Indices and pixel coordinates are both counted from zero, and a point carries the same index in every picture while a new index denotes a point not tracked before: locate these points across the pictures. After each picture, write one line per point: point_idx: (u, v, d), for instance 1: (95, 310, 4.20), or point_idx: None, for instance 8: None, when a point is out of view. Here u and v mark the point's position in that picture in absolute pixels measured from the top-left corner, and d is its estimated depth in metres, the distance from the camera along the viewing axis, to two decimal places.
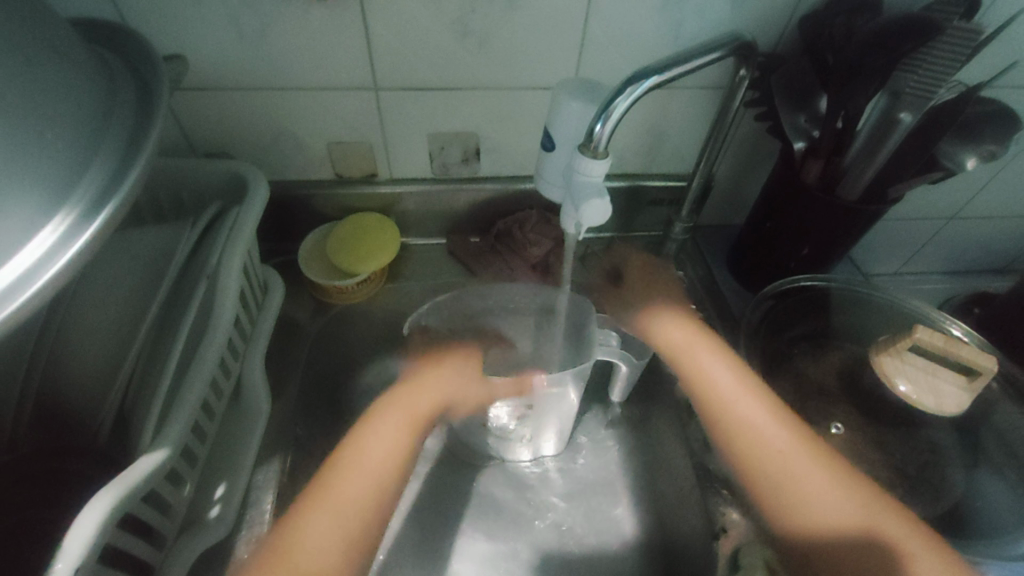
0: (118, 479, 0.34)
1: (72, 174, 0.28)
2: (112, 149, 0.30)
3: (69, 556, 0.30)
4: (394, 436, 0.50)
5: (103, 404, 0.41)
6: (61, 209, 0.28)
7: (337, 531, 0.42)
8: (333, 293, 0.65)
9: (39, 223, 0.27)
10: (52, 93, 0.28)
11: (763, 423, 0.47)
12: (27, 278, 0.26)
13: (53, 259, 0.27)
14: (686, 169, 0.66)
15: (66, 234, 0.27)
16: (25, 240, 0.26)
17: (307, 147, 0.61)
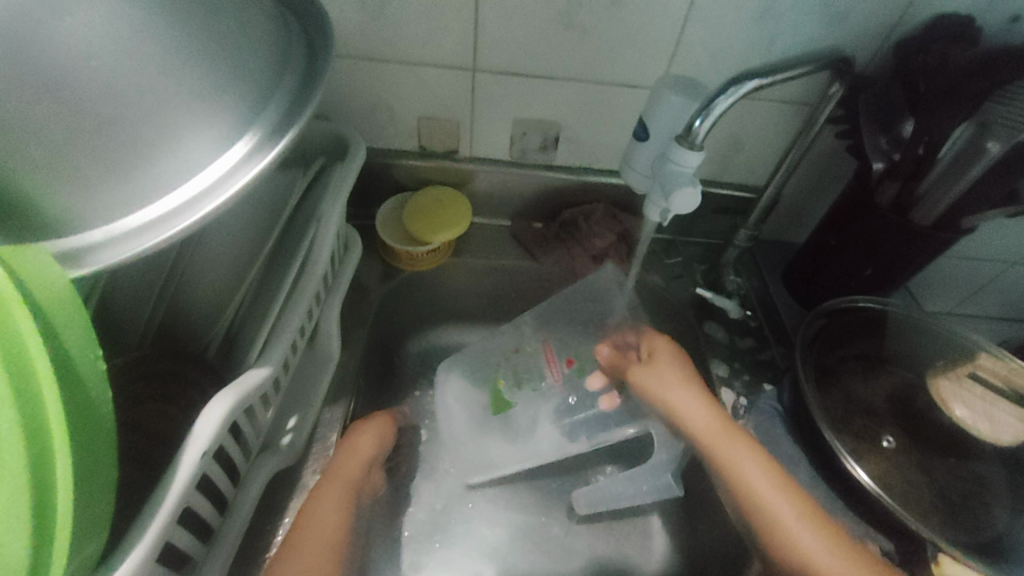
0: (233, 385, 0.38)
1: (258, 104, 0.33)
2: (288, 88, 0.34)
3: (199, 441, 0.34)
4: (321, 522, 0.48)
5: (217, 323, 0.46)
6: (247, 132, 0.32)
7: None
8: (403, 258, 0.69)
9: (234, 137, 0.31)
10: (250, 34, 0.32)
11: (793, 520, 0.48)
12: (225, 182, 0.31)
13: (247, 167, 0.31)
14: (755, 180, 0.68)
15: (254, 148, 0.32)
16: (217, 155, 0.31)
17: (399, 118, 0.65)
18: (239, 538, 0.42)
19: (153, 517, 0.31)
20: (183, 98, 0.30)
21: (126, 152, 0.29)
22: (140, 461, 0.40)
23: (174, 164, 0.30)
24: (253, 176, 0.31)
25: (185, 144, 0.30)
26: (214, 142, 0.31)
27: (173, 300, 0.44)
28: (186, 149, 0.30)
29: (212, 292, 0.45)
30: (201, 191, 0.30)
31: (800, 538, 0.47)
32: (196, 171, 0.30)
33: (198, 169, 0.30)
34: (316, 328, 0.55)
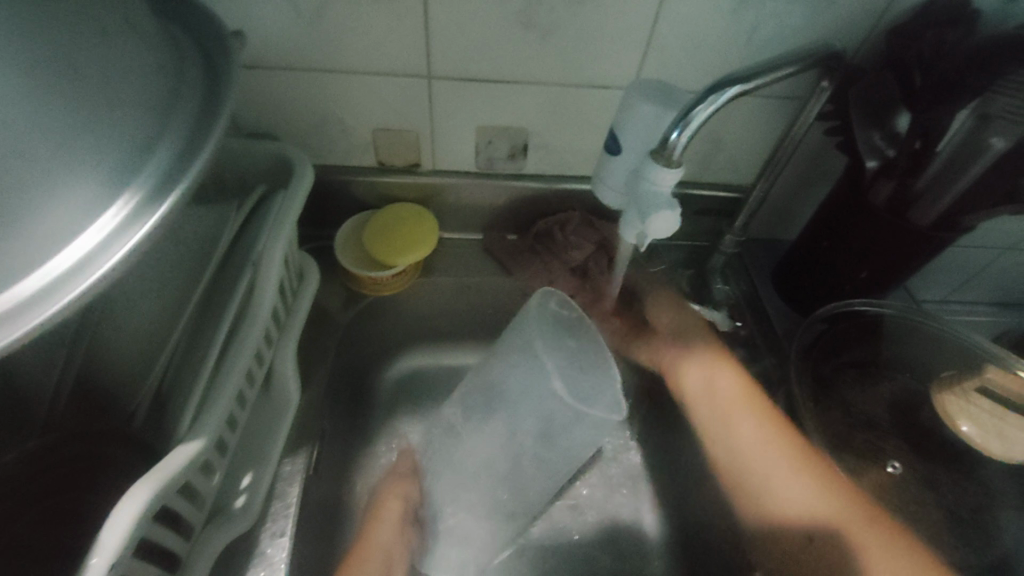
0: (153, 471, 0.33)
1: (136, 156, 0.27)
2: (178, 131, 0.29)
3: (106, 550, 0.28)
4: None
5: (142, 387, 0.40)
6: (123, 193, 0.27)
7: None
8: (367, 284, 0.63)
9: (106, 200, 0.26)
10: (124, 73, 0.27)
11: (753, 447, 0.53)
12: (89, 261, 0.25)
13: (118, 241, 0.26)
14: (740, 181, 0.63)
15: (130, 214, 0.26)
16: (85, 223, 0.26)
17: (351, 132, 0.59)
18: None
19: None
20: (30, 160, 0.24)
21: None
22: (57, 556, 0.36)
23: (26, 242, 0.24)
24: (134, 245, 0.26)
25: (41, 215, 0.25)
26: (81, 210, 0.26)
27: (89, 365, 0.39)
28: (41, 223, 0.25)
29: (132, 354, 0.40)
30: (66, 270, 0.25)
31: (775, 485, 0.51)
32: (60, 245, 0.25)
33: (63, 242, 0.25)
34: (268, 373, 0.50)
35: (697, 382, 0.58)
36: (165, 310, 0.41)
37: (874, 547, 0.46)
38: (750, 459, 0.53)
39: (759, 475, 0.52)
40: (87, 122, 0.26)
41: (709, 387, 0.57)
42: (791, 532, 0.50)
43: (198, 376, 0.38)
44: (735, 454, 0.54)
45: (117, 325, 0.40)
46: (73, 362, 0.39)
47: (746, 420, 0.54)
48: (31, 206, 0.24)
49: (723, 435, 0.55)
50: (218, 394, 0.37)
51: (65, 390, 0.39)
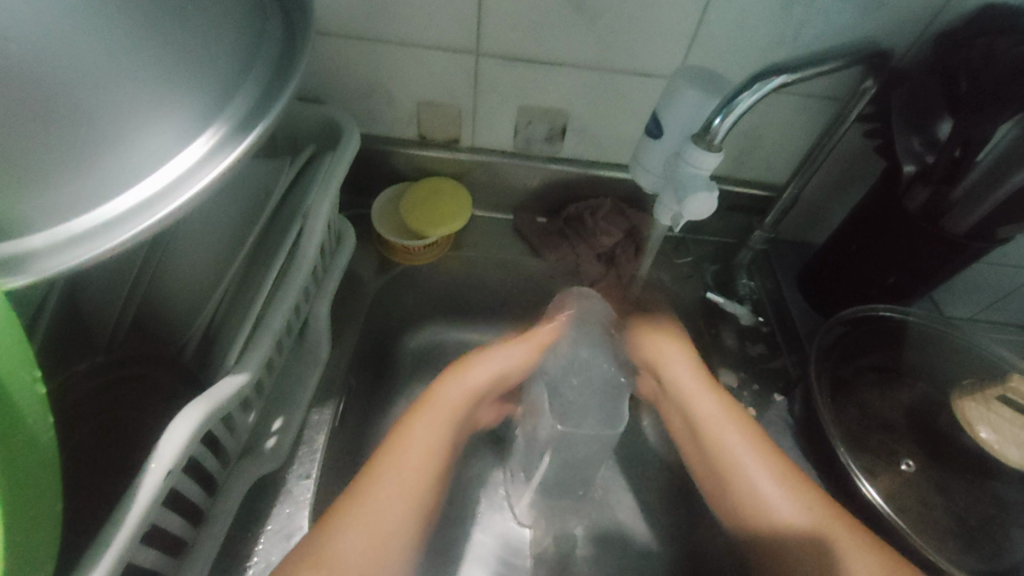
0: (205, 394, 0.36)
1: (221, 96, 0.30)
2: (257, 76, 0.31)
3: (164, 456, 0.31)
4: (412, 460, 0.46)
5: (195, 322, 0.43)
6: (210, 126, 0.29)
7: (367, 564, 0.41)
8: (400, 252, 0.66)
9: (194, 133, 0.29)
10: (215, 15, 0.29)
11: (746, 457, 0.49)
12: (177, 184, 0.28)
13: (204, 170, 0.28)
14: (774, 179, 0.64)
15: (214, 146, 0.29)
16: (175, 150, 0.28)
17: (397, 103, 0.61)
18: (218, 547, 0.40)
19: (111, 542, 0.29)
20: (126, 87, 0.26)
21: (65, 145, 0.25)
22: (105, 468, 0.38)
23: (122, 166, 0.27)
24: (217, 176, 0.28)
25: (138, 141, 0.27)
26: (170, 139, 0.28)
27: (150, 296, 0.42)
28: (138, 149, 0.27)
29: (186, 290, 0.43)
30: (158, 190, 0.27)
31: (768, 494, 0.48)
32: (152, 168, 0.27)
33: (155, 166, 0.28)
34: (304, 325, 0.52)
35: (702, 416, 0.53)
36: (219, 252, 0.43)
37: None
38: (754, 485, 0.48)
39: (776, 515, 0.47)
40: (182, 54, 0.28)
41: (718, 432, 0.51)
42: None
43: (247, 313, 0.40)
44: (738, 475, 0.49)
45: (177, 262, 0.43)
46: (137, 291, 0.42)
47: (757, 453, 0.50)
48: (128, 131, 0.27)
49: (740, 474, 0.49)
50: (263, 334, 0.40)
51: (126, 317, 0.42)
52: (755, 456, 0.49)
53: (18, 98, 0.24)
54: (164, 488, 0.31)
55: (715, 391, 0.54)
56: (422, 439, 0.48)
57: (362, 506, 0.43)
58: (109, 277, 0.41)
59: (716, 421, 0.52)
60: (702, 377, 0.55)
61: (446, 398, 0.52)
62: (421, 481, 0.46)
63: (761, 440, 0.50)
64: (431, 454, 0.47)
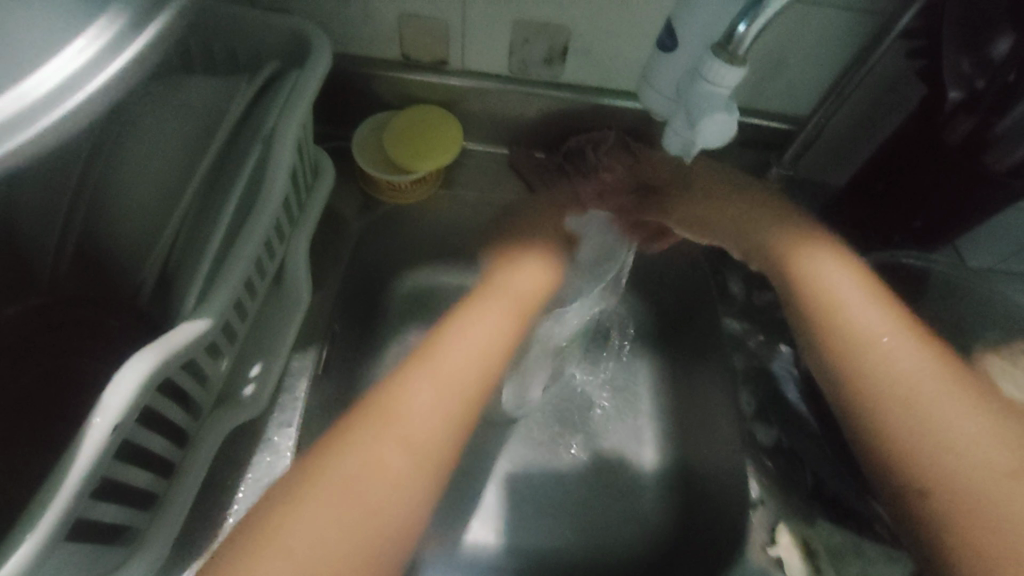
0: (159, 341, 0.32)
1: None
2: None
3: (109, 411, 0.28)
4: (435, 399, 0.38)
5: (148, 261, 0.39)
6: (96, 23, 0.24)
7: (347, 515, 0.32)
8: (385, 190, 0.61)
9: (78, 32, 0.24)
10: None
11: (865, 300, 0.44)
12: (59, 92, 0.23)
13: (88, 74, 0.23)
14: (798, 110, 0.57)
15: (105, 45, 0.24)
16: (58, 51, 0.23)
17: (375, 17, 0.54)
18: (191, 499, 0.38)
19: (54, 499, 0.26)
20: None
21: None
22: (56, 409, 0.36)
23: (1, 79, 0.23)
24: (114, 73, 0.23)
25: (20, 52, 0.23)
26: (53, 44, 0.23)
27: (92, 226, 0.39)
28: (18, 59, 0.23)
29: (133, 224, 0.38)
30: (35, 100, 0.22)
31: (897, 359, 0.41)
32: (33, 70, 0.23)
33: (40, 64, 0.23)
34: (279, 267, 0.48)
35: (808, 278, 0.47)
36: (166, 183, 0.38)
37: (994, 443, 0.37)
38: (882, 381, 0.41)
39: (896, 397, 0.40)
40: None
41: (830, 285, 0.46)
42: (915, 456, 0.38)
43: (203, 254, 0.36)
44: (859, 378, 0.42)
45: (120, 193, 0.38)
46: (76, 220, 0.39)
47: (890, 328, 0.43)
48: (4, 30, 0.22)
49: (851, 315, 0.44)
50: (224, 277, 0.36)
51: (68, 246, 0.40)
52: (870, 313, 0.44)
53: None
54: (114, 443, 0.28)
55: (822, 242, 0.50)
56: (456, 370, 0.40)
57: (370, 446, 0.35)
58: (45, 202, 0.38)
59: (826, 271, 0.47)
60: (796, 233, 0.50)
61: (488, 324, 0.45)
62: (476, 376, 0.41)
63: (892, 305, 0.44)
64: (450, 416, 0.38)
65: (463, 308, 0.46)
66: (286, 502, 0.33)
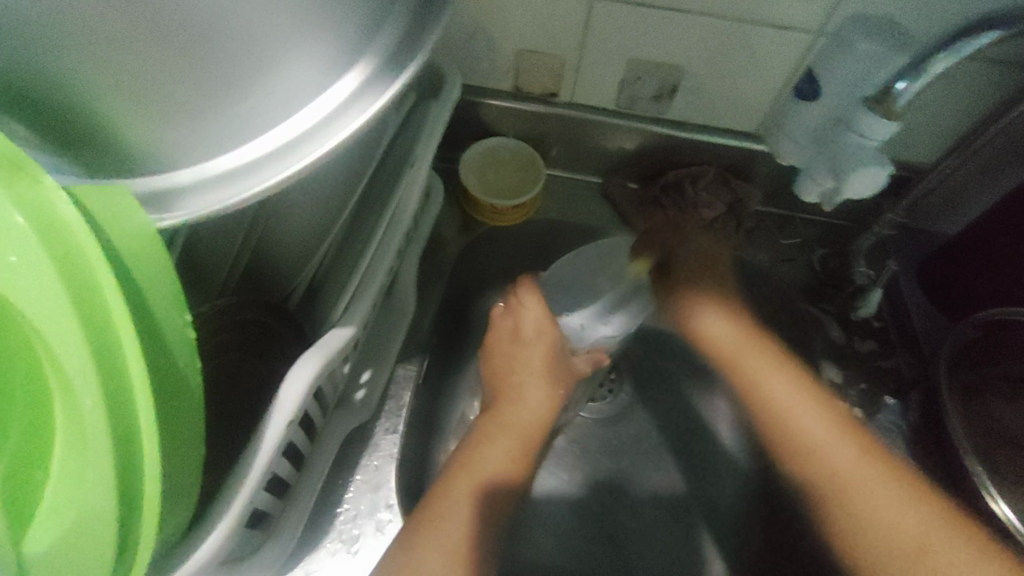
0: (318, 344, 0.35)
1: (369, 32, 0.26)
2: (405, 8, 0.27)
3: (284, 408, 0.31)
4: (529, 414, 0.52)
5: (300, 276, 0.43)
6: (360, 61, 0.26)
7: (486, 486, 0.47)
8: (487, 212, 0.63)
9: (342, 70, 0.26)
10: None
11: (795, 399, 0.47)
12: (327, 124, 0.26)
13: (353, 111, 0.26)
14: (913, 156, 0.56)
15: (365, 84, 0.26)
16: (314, 96, 0.25)
17: (496, 51, 0.57)
18: (315, 492, 0.42)
19: (239, 489, 0.30)
20: (276, 14, 0.23)
21: (206, 85, 0.23)
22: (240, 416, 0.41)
23: (267, 108, 0.25)
24: (351, 130, 0.25)
25: (275, 82, 0.24)
26: (316, 79, 0.25)
27: (258, 255, 0.41)
28: (279, 90, 0.25)
29: (293, 249, 0.42)
30: (307, 131, 0.25)
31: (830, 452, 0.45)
32: (289, 114, 0.25)
33: (311, 99, 0.25)
34: (394, 280, 0.51)
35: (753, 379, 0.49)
36: (322, 215, 0.41)
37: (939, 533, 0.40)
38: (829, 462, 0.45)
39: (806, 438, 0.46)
40: None
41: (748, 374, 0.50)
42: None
43: (353, 274, 0.40)
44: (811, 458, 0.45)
45: (282, 228, 0.41)
46: (246, 250, 0.41)
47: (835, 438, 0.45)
48: (275, 68, 0.24)
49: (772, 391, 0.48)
50: (370, 289, 0.38)
51: (237, 274, 0.42)
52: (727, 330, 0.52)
53: (159, 30, 0.22)
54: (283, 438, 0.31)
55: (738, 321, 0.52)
56: (516, 423, 0.51)
57: (487, 445, 0.49)
58: (220, 235, 0.39)
59: (736, 351, 0.51)
60: (740, 332, 0.51)
61: (534, 390, 0.52)
62: (549, 404, 0.53)
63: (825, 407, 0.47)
64: (525, 435, 0.51)
65: (511, 380, 0.53)
66: (426, 515, 0.44)
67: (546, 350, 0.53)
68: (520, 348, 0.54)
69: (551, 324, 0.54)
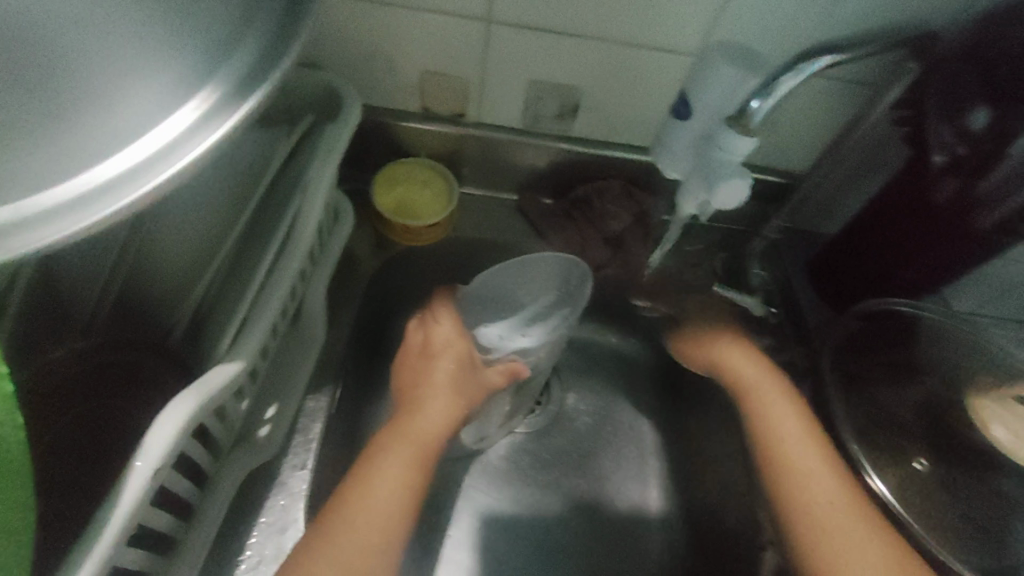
0: (197, 383, 0.33)
1: (213, 61, 0.26)
2: (257, 36, 0.27)
3: (150, 455, 0.29)
4: (433, 427, 0.48)
5: (182, 307, 0.41)
6: (203, 90, 0.25)
7: (389, 496, 0.43)
8: (400, 232, 0.61)
9: (184, 100, 0.25)
10: None
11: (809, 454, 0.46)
12: (167, 152, 0.24)
13: (194, 138, 0.25)
14: (792, 166, 0.61)
15: (208, 112, 0.25)
16: (160, 119, 0.25)
17: (398, 73, 0.57)
18: (209, 542, 0.39)
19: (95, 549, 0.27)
20: (107, 57, 0.24)
21: (34, 125, 0.23)
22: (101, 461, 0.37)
23: (101, 141, 0.24)
24: (192, 155, 0.24)
25: (110, 119, 0.24)
26: (156, 111, 0.25)
27: (132, 282, 0.41)
28: (115, 126, 0.24)
29: (171, 274, 0.41)
30: (144, 160, 0.24)
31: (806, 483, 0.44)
32: (123, 146, 0.24)
33: (148, 130, 0.24)
34: (299, 308, 0.49)
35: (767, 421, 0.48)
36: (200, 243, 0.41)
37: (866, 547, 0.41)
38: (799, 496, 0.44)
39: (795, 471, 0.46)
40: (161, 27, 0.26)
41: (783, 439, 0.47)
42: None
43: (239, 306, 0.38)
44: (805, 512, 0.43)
45: (155, 253, 0.40)
46: (118, 277, 0.40)
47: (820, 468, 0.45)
48: (111, 106, 0.24)
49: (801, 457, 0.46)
50: (256, 323, 0.37)
51: (109, 300, 0.40)
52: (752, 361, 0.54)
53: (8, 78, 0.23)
54: (151, 490, 0.29)
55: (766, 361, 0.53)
56: (419, 433, 0.47)
57: (388, 453, 0.45)
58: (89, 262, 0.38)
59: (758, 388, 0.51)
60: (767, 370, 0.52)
61: (437, 401, 0.50)
62: (451, 423, 0.50)
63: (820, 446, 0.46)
64: (429, 448, 0.47)
65: (414, 394, 0.51)
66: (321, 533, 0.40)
67: (454, 370, 0.52)
68: (428, 361, 0.53)
69: (461, 342, 0.53)
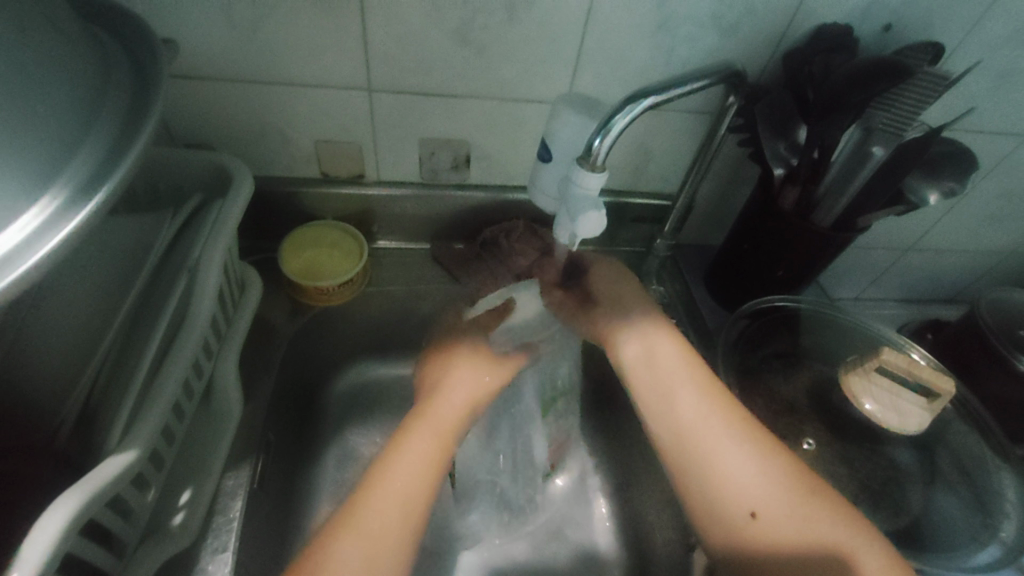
0: (83, 478, 0.32)
1: (53, 169, 0.27)
2: (98, 142, 0.29)
3: (27, 564, 0.27)
4: (420, 456, 0.46)
5: (70, 401, 0.40)
6: (40, 198, 0.26)
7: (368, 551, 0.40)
8: (315, 294, 0.62)
9: (21, 207, 0.26)
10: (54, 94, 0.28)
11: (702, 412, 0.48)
12: (9, 259, 0.25)
13: (38, 243, 0.26)
14: (670, 189, 0.68)
15: (51, 217, 0.26)
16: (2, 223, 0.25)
17: (292, 144, 0.59)
18: None
19: None
20: None
21: None
22: None
23: None
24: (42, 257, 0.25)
25: None
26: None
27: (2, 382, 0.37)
28: None
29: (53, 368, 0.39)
30: None
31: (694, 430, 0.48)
32: None
33: None
34: (209, 385, 0.49)
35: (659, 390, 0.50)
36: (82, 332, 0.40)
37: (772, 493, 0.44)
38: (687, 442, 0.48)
39: (704, 442, 0.47)
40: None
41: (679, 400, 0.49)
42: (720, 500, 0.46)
43: (129, 394, 0.37)
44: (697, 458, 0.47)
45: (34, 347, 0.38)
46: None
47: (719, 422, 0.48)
48: None
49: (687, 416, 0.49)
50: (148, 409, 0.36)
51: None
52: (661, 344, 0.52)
53: None
54: None
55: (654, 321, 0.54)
56: (406, 474, 0.45)
57: (370, 498, 0.42)
58: None
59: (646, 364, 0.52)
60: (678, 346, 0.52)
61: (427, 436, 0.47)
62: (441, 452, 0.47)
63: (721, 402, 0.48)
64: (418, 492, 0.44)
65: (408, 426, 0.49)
66: None
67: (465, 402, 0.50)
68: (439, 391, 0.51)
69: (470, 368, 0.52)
